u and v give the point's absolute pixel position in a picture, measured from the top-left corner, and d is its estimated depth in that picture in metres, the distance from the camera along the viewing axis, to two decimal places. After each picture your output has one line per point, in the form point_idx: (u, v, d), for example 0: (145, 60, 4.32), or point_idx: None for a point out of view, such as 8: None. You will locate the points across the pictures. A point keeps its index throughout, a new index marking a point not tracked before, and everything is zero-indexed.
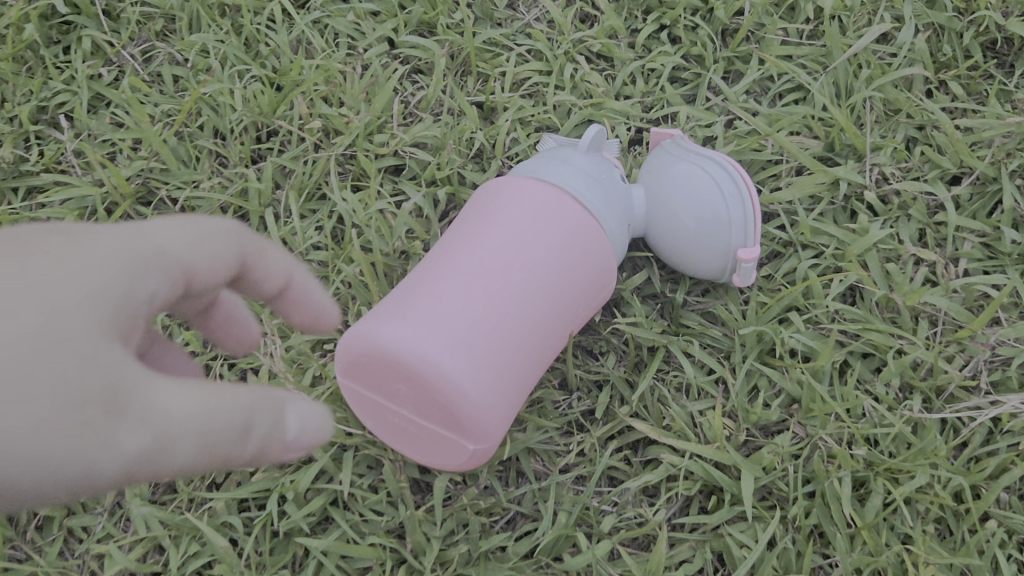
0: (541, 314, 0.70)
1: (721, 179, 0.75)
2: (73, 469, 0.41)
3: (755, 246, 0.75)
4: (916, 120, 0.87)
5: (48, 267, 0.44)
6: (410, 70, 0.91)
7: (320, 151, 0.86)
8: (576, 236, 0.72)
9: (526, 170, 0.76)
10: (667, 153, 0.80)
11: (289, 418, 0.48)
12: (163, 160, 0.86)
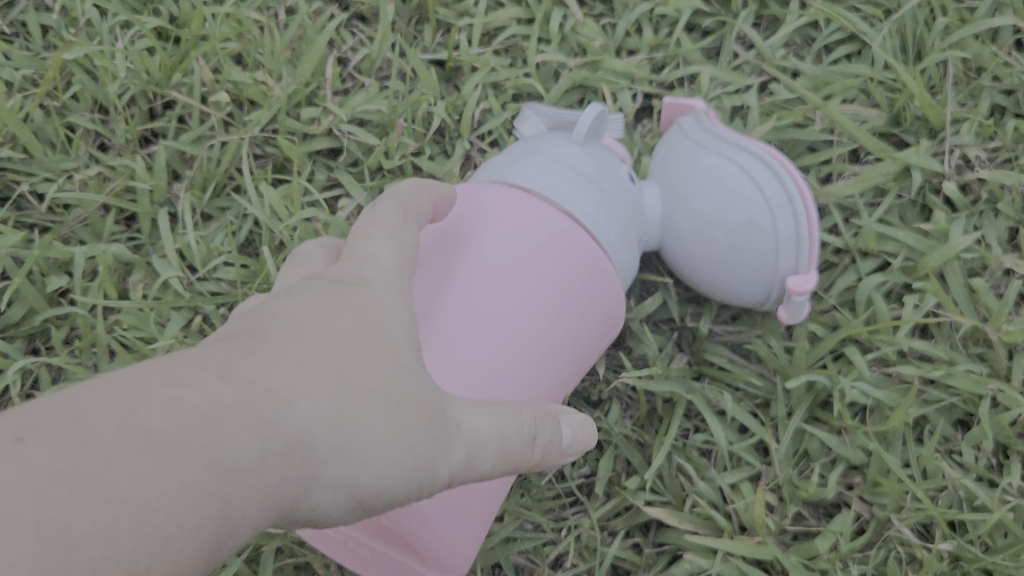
0: (526, 383, 0.48)
1: (764, 179, 0.52)
2: (396, 488, 0.34)
3: (812, 272, 0.52)
4: (1005, 83, 0.67)
5: (308, 300, 0.35)
6: (351, 17, 0.70)
7: (230, 132, 0.66)
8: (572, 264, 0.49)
9: (492, 170, 0.52)
10: (686, 140, 0.57)
11: (563, 426, 0.41)
12: (24, 145, 0.65)
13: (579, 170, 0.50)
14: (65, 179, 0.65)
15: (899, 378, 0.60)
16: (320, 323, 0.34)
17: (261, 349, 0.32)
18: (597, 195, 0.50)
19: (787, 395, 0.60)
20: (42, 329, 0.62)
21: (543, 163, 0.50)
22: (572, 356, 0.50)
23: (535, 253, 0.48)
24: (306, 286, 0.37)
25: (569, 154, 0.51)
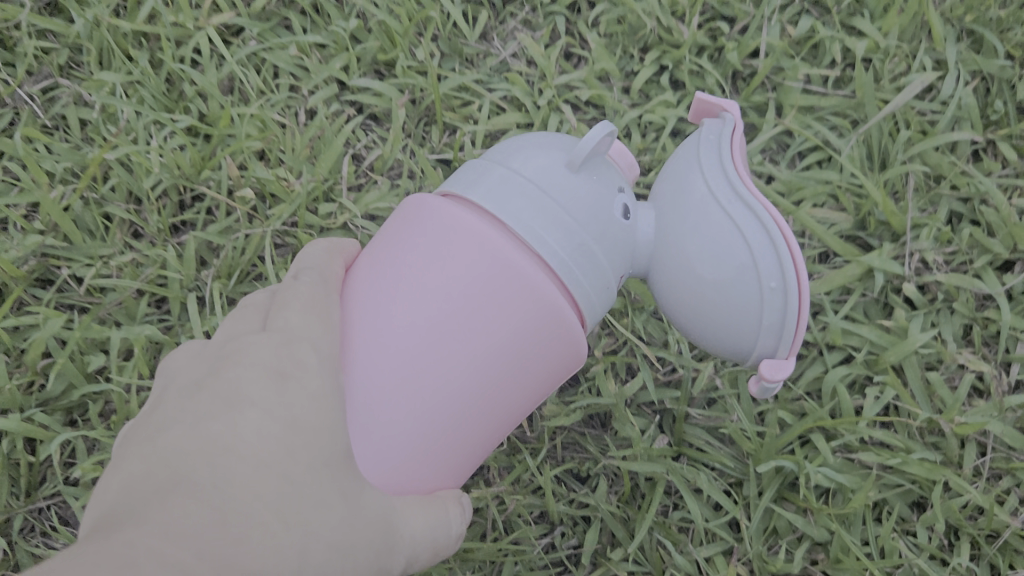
0: (455, 444, 0.46)
1: (759, 247, 0.45)
2: None
3: (790, 359, 0.47)
4: (962, 192, 0.73)
5: (288, 431, 0.42)
6: (366, 119, 0.77)
7: (255, 225, 0.72)
8: (525, 325, 0.45)
9: (464, 180, 0.47)
10: (706, 188, 0.47)
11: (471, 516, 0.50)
12: (65, 233, 0.71)
13: (563, 198, 0.45)
14: (103, 264, 0.71)
15: (859, 464, 0.66)
16: (286, 477, 0.41)
17: (234, 513, 0.39)
18: (568, 241, 0.45)
19: (759, 476, 0.66)
20: (79, 403, 0.68)
21: (525, 185, 0.45)
22: (523, 407, 0.48)
23: (483, 321, 0.44)
24: (278, 414, 0.42)
25: (547, 172, 0.46)
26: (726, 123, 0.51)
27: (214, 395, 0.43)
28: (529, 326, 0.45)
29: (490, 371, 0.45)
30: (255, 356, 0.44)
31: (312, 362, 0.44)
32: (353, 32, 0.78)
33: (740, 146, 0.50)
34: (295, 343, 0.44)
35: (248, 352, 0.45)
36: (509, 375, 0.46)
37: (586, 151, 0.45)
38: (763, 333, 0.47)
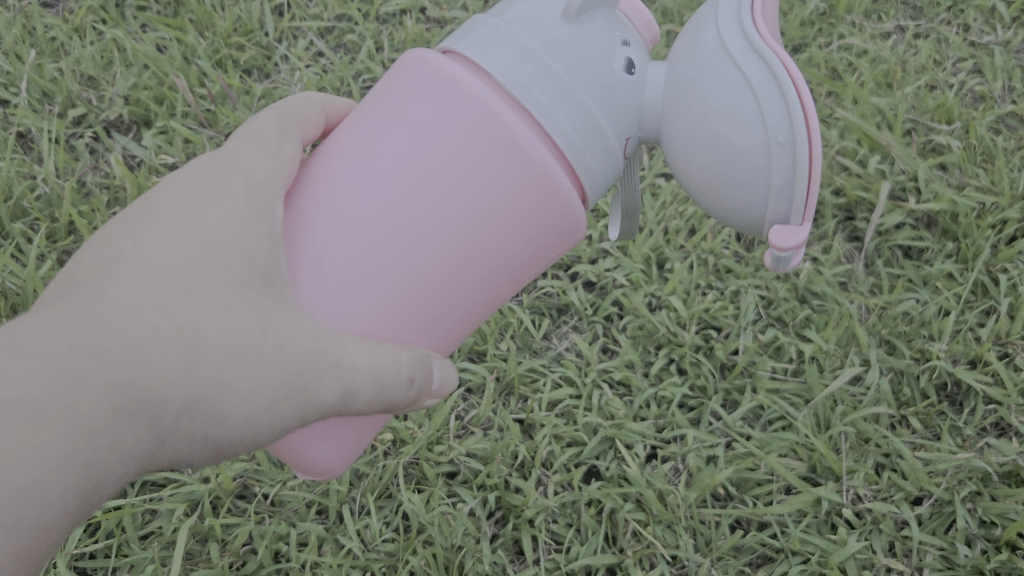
0: (423, 262, 0.65)
1: (761, 83, 0.63)
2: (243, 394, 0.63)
3: (805, 216, 0.64)
4: (883, 448, 1.05)
5: (199, 252, 0.64)
6: (464, 391, 1.10)
7: (389, 457, 1.04)
8: (477, 163, 0.63)
9: (472, 31, 0.65)
10: (717, 45, 0.65)
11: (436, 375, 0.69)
12: (258, 461, 1.03)
13: (565, 60, 0.64)
14: (283, 483, 1.03)
15: None
16: (189, 289, 0.63)
17: (134, 312, 0.63)
18: (536, 88, 0.63)
19: None
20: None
21: (528, 46, 0.63)
22: (479, 254, 0.66)
23: (417, 168, 0.64)
24: (196, 241, 0.65)
25: (556, 31, 0.64)
26: None
27: (148, 212, 0.67)
28: (475, 162, 0.63)
29: (428, 200, 0.64)
30: (212, 184, 0.68)
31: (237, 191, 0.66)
32: None
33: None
34: (232, 189, 0.67)
35: (195, 173, 0.68)
36: (465, 202, 0.64)
37: (580, 1, 0.64)
38: (778, 175, 0.63)
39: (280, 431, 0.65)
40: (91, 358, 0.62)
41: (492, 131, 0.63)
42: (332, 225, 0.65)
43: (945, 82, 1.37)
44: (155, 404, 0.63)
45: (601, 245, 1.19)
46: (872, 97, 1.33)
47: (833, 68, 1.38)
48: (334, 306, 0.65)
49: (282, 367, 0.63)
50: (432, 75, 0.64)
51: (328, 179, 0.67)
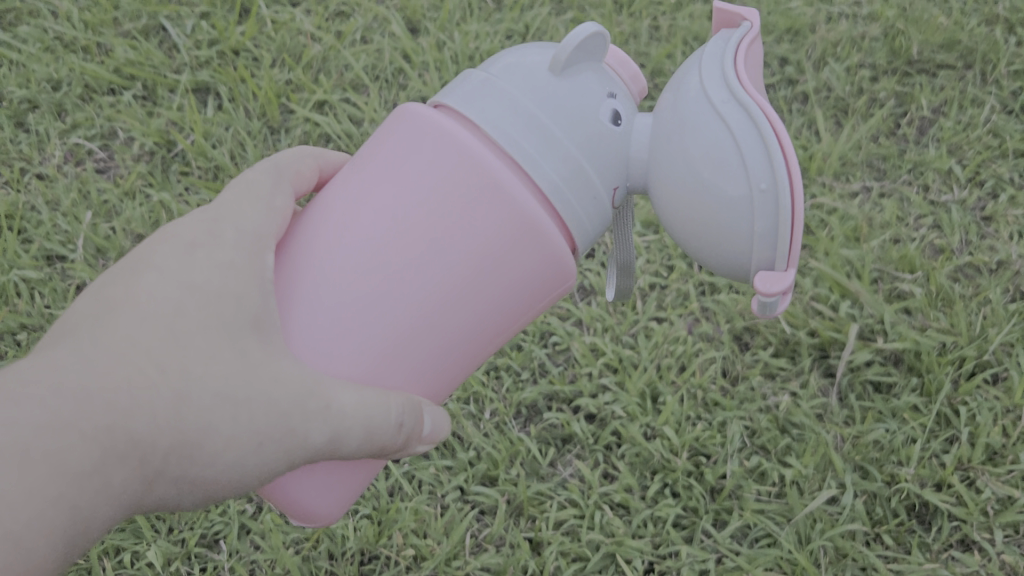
0: (414, 307, 0.79)
1: (744, 132, 0.77)
2: (227, 429, 0.78)
3: (790, 270, 0.78)
4: (859, 561, 1.18)
5: (191, 304, 0.80)
6: (478, 512, 1.24)
7: (411, 571, 1.20)
8: (463, 222, 0.78)
9: (471, 90, 0.80)
10: (701, 95, 0.79)
11: (427, 418, 0.83)
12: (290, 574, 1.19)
13: (559, 106, 0.79)
14: None
15: None
16: (179, 338, 0.79)
17: (132, 358, 0.78)
18: (518, 153, 0.77)
19: None
20: None
21: (528, 100, 0.79)
22: (464, 306, 0.80)
23: (414, 227, 0.78)
24: (188, 296, 0.80)
25: (543, 90, 0.79)
26: (742, 32, 0.84)
27: (151, 258, 0.83)
28: (457, 224, 0.78)
29: (422, 253, 0.78)
30: (206, 242, 0.82)
31: (237, 245, 0.81)
32: (471, 458, 1.27)
33: (744, 54, 0.81)
34: (226, 250, 0.81)
35: (195, 225, 0.84)
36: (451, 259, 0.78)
37: (569, 52, 0.80)
38: (758, 221, 0.77)
39: (266, 470, 0.80)
40: (95, 406, 0.77)
41: (472, 192, 0.77)
42: (329, 281, 0.79)
43: (908, 236, 1.53)
44: (149, 447, 0.78)
45: (600, 380, 1.33)
46: (842, 249, 1.48)
47: (807, 223, 1.54)
48: (333, 351, 0.79)
49: (270, 410, 0.78)
50: (431, 138, 0.79)
51: (325, 239, 0.80)
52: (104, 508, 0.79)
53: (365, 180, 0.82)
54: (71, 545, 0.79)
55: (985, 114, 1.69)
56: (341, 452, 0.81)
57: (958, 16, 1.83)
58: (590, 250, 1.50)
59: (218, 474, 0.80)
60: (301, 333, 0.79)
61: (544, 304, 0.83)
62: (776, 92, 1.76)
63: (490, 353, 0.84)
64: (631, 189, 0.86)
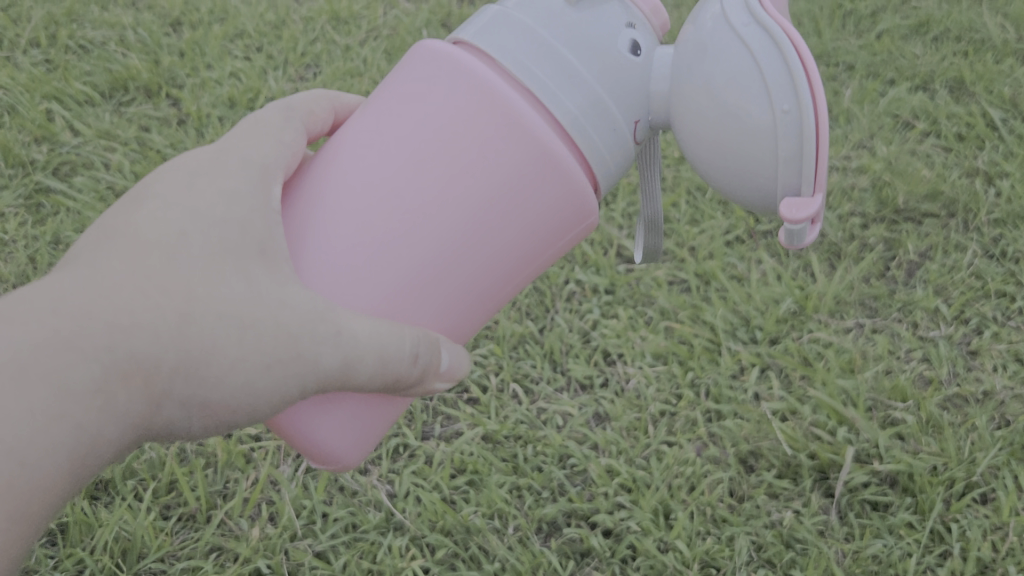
0: (432, 242, 0.91)
1: (764, 52, 0.88)
2: (232, 352, 0.87)
3: (817, 189, 0.89)
4: None
5: (205, 235, 0.89)
6: None
7: None
8: (472, 162, 0.91)
9: (478, 34, 0.93)
10: (723, 22, 0.91)
11: (443, 357, 0.94)
12: None
13: (577, 40, 0.92)
14: None
15: None
16: (192, 265, 0.88)
17: (148, 278, 0.86)
18: (529, 86, 0.90)
19: None
20: None
21: (545, 32, 0.91)
22: (476, 242, 0.92)
23: (431, 168, 0.91)
24: (201, 230, 0.89)
25: (559, 20, 0.92)
26: None
27: (159, 196, 0.92)
28: (468, 164, 0.91)
29: (438, 191, 0.91)
30: (221, 177, 0.93)
31: (253, 187, 0.93)
32: (496, 569, 1.39)
33: None
34: (245, 184, 0.92)
35: (211, 165, 0.95)
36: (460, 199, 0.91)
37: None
38: (782, 140, 0.88)
39: (274, 394, 0.89)
40: (114, 320, 0.84)
41: (479, 134, 0.90)
42: (356, 211, 0.91)
43: (900, 368, 1.65)
44: (155, 369, 0.85)
45: (615, 498, 1.45)
46: (837, 379, 1.60)
47: (804, 356, 1.66)
48: (358, 281, 0.91)
49: (283, 336, 0.88)
50: (445, 82, 0.92)
51: (352, 173, 0.93)
52: (110, 431, 0.86)
53: (381, 122, 0.94)
54: (73, 466, 0.85)
55: (968, 258, 1.83)
56: (354, 383, 0.91)
57: (941, 170, 2.00)
58: (605, 380, 1.65)
59: (223, 399, 0.88)
60: (333, 257, 0.91)
61: (559, 244, 0.96)
62: (773, 237, 1.91)
63: (498, 295, 0.96)
64: (653, 123, 0.99)
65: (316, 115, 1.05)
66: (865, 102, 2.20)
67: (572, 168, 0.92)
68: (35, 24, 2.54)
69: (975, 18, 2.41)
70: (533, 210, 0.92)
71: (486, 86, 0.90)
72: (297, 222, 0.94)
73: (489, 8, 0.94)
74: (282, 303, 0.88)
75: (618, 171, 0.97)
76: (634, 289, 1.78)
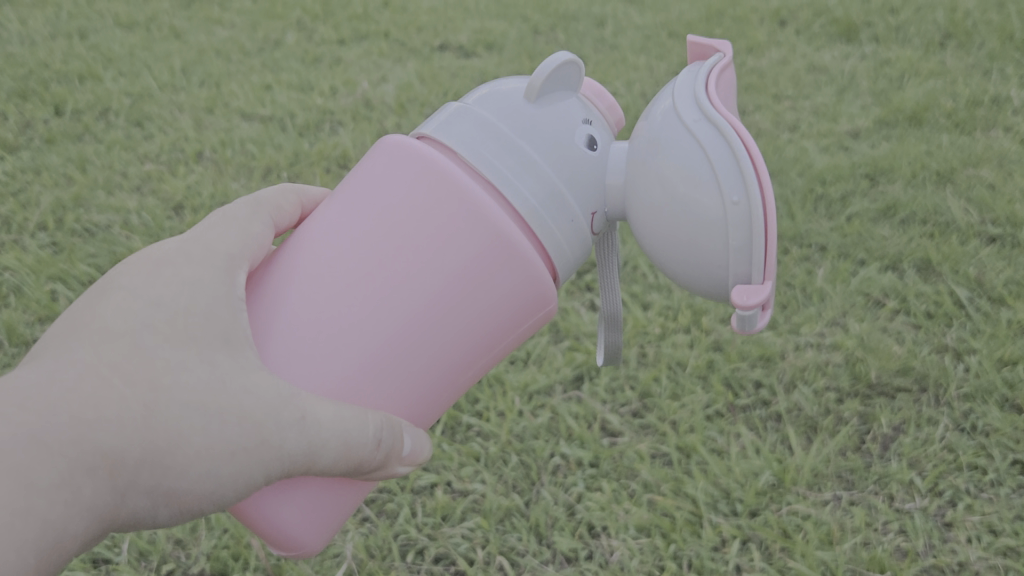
0: (396, 326, 1.03)
1: (715, 147, 1.03)
2: (196, 439, 0.98)
3: (768, 280, 1.03)
4: None
5: (166, 328, 1.01)
6: None
7: None
8: (430, 251, 1.03)
9: (439, 135, 1.08)
10: (679, 121, 1.07)
11: (407, 440, 1.06)
12: None
13: (540, 135, 1.09)
14: None
15: None
16: (154, 356, 0.99)
17: (113, 372, 0.98)
18: (491, 178, 1.05)
19: None
20: None
21: (505, 126, 1.08)
22: (438, 330, 1.04)
23: (395, 255, 1.04)
24: (163, 324, 1.01)
25: (518, 117, 1.09)
26: (707, 70, 1.12)
27: (124, 290, 1.05)
28: (428, 255, 1.03)
29: (400, 278, 1.03)
30: (187, 273, 1.05)
31: (219, 277, 1.06)
32: None
33: (713, 85, 1.09)
34: (214, 281, 1.05)
35: (182, 255, 1.08)
36: (420, 284, 1.03)
37: (540, 82, 1.10)
38: (733, 232, 1.02)
39: (242, 481, 1.00)
40: (78, 417, 0.95)
41: (438, 226, 1.03)
42: (334, 295, 1.04)
43: (877, 539, 1.70)
44: (121, 459, 0.95)
45: None
46: (816, 550, 1.67)
47: (784, 528, 1.72)
48: (329, 363, 1.03)
49: (246, 424, 0.99)
50: (409, 178, 1.05)
51: (326, 261, 1.05)
52: (77, 523, 0.95)
53: (352, 209, 1.07)
54: (42, 557, 0.92)
55: (940, 431, 1.88)
56: (319, 465, 1.02)
57: (911, 346, 2.07)
58: (589, 552, 1.71)
59: (188, 486, 0.98)
60: (311, 337, 1.03)
61: (517, 330, 1.09)
62: (750, 412, 1.97)
63: (458, 380, 1.08)
64: (610, 215, 1.16)
65: (284, 209, 1.21)
66: (837, 281, 2.30)
67: (528, 254, 1.05)
68: (44, 209, 2.67)
69: (940, 202, 2.53)
70: (486, 301, 1.05)
71: (451, 180, 1.04)
72: (276, 305, 1.05)
73: (450, 104, 1.11)
74: (246, 389, 1.00)
75: (582, 252, 1.13)
76: (617, 462, 1.86)
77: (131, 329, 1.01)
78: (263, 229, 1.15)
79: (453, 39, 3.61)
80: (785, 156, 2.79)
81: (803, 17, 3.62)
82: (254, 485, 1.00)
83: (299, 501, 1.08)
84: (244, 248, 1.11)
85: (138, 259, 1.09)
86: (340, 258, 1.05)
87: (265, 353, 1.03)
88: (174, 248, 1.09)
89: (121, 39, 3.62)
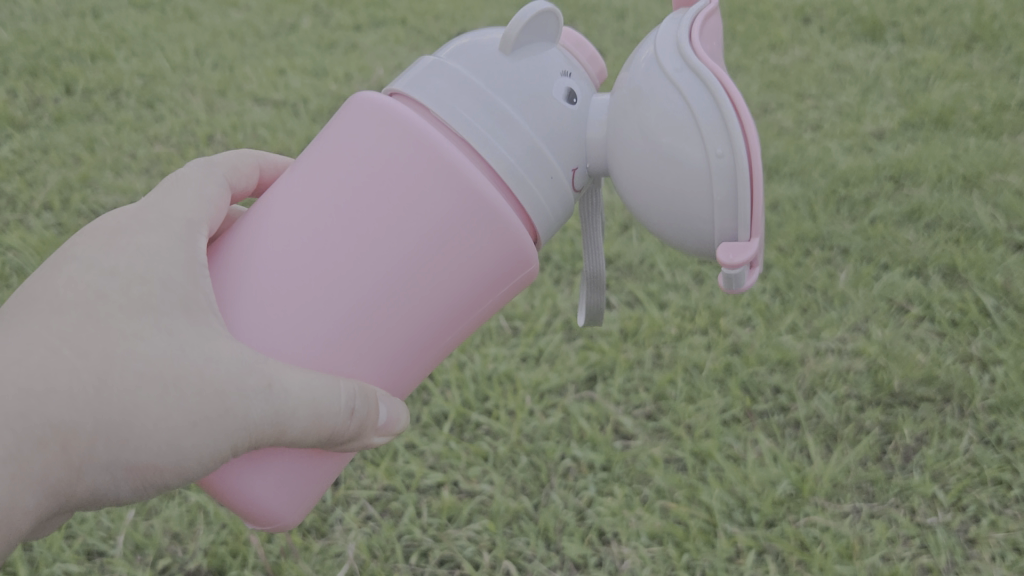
0: (362, 293, 0.98)
1: (695, 92, 0.96)
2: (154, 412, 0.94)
3: (756, 237, 0.97)
4: None
5: (121, 294, 0.97)
6: None
7: None
8: (394, 213, 0.98)
9: (408, 88, 1.02)
10: (659, 68, 1.00)
11: (383, 407, 1.01)
12: None
13: (515, 88, 1.02)
14: None
15: None
16: (106, 326, 0.96)
17: (64, 345, 0.95)
18: (462, 131, 0.99)
19: None
20: None
21: (478, 79, 1.01)
22: (409, 297, 0.99)
23: (359, 217, 0.98)
24: (118, 294, 0.98)
25: (488, 64, 1.03)
26: (694, 10, 1.05)
27: (80, 255, 1.02)
28: (393, 217, 0.98)
29: (362, 242, 0.98)
30: (146, 242, 1.01)
31: (178, 243, 1.02)
32: None
33: (699, 28, 1.02)
34: (174, 249, 1.01)
35: (142, 220, 1.04)
36: (383, 250, 0.98)
37: (516, 32, 1.03)
38: (717, 183, 0.96)
39: (208, 454, 0.96)
40: (24, 391, 0.93)
41: (403, 186, 0.98)
42: (296, 260, 0.98)
43: (898, 554, 1.65)
44: (73, 433, 0.93)
45: None
46: (835, 565, 1.62)
47: (801, 540, 1.68)
48: (295, 333, 0.98)
49: (209, 394, 0.95)
50: (370, 137, 1.00)
51: (291, 221, 1.00)
52: (26, 497, 0.94)
53: (315, 168, 1.02)
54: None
55: (964, 443, 1.82)
56: (288, 436, 0.98)
57: (935, 355, 2.00)
58: (599, 559, 1.68)
59: (149, 458, 0.95)
60: (277, 303, 0.98)
61: (497, 291, 1.03)
62: (768, 418, 1.91)
63: (438, 346, 1.03)
64: (591, 170, 1.10)
65: (240, 170, 1.18)
66: (859, 286, 2.23)
67: (503, 211, 0.99)
68: (50, 188, 2.62)
69: (966, 206, 2.46)
70: (457, 263, 0.99)
71: (421, 134, 0.98)
72: (242, 269, 1.00)
73: (422, 56, 1.05)
74: (207, 357, 0.95)
75: (560, 211, 1.07)
76: (630, 466, 1.81)
77: (86, 297, 0.98)
78: (216, 192, 1.12)
79: (471, 26, 3.53)
80: (808, 156, 2.73)
81: (827, 15, 3.55)
82: (221, 457, 0.96)
83: (268, 475, 1.02)
84: (202, 214, 1.07)
85: (98, 226, 1.05)
86: (301, 221, 0.99)
87: (233, 325, 0.99)
88: (131, 215, 1.05)
89: (136, 19, 3.56)
